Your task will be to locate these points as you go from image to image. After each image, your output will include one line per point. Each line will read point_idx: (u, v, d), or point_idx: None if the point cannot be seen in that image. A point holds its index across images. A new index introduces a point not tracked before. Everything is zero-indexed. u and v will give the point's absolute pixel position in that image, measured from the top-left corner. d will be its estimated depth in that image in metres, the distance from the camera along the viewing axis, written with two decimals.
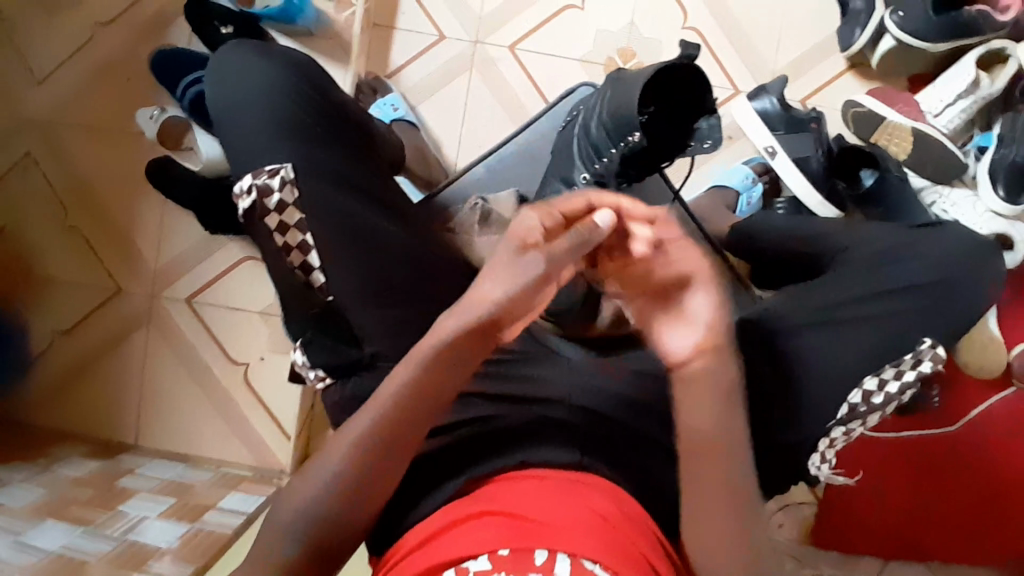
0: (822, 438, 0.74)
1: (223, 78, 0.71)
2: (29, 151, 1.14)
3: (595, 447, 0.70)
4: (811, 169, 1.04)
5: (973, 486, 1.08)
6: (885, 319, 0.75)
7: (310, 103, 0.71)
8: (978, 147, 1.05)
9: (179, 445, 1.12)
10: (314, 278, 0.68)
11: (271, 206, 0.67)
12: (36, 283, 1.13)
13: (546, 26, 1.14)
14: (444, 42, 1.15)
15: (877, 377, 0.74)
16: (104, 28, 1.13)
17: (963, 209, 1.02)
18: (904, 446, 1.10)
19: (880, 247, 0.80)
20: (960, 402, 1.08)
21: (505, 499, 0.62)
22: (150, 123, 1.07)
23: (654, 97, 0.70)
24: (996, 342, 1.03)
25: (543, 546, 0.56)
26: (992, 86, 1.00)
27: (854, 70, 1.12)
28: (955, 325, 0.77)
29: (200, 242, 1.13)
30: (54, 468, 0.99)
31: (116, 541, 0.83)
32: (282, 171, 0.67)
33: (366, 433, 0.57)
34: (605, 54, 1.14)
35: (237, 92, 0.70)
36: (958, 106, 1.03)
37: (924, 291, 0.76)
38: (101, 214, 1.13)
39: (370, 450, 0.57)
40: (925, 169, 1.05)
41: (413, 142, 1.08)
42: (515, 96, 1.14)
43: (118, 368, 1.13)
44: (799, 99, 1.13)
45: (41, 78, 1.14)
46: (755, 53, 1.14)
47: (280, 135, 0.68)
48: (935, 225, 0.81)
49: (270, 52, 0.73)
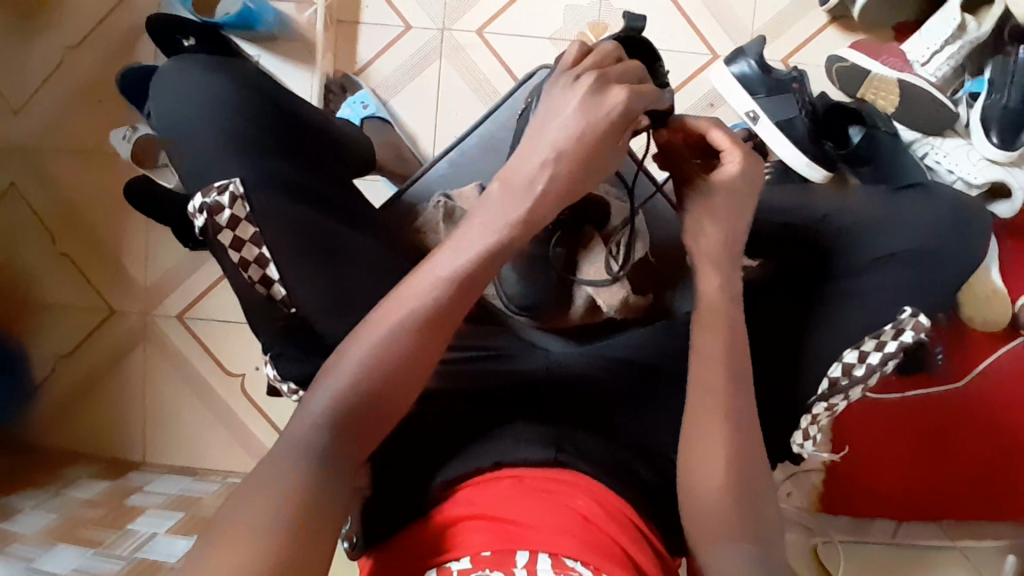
0: (806, 416, 0.72)
1: (170, 100, 0.69)
2: (12, 180, 1.15)
3: (574, 440, 0.69)
4: (796, 131, 0.99)
5: (983, 442, 1.05)
6: (880, 288, 0.72)
7: (260, 120, 0.69)
8: (970, 94, 1.00)
9: (185, 458, 1.14)
10: (276, 291, 0.66)
11: (223, 223, 0.64)
12: (32, 311, 1.15)
13: (513, 6, 1.11)
14: (410, 33, 1.12)
15: (856, 349, 0.70)
16: (70, 50, 1.13)
17: (956, 159, 0.97)
18: (910, 407, 1.06)
19: (853, 219, 0.77)
20: (966, 356, 1.05)
21: (480, 502, 0.61)
22: (124, 143, 1.08)
23: None
24: (999, 293, 0.99)
25: (523, 546, 0.56)
26: (979, 30, 0.95)
27: (836, 24, 1.08)
28: (947, 290, 0.74)
29: (186, 256, 1.13)
30: (64, 491, 1.01)
31: (125, 560, 0.84)
32: (231, 186, 0.64)
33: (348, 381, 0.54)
34: (577, 29, 1.11)
35: (180, 110, 0.68)
36: (947, 51, 0.98)
37: (908, 259, 0.73)
38: (86, 236, 1.14)
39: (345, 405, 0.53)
40: (918, 122, 1.00)
41: (386, 138, 1.06)
42: (487, 82, 1.11)
43: (119, 387, 1.15)
44: (782, 59, 1.09)
45: (15, 107, 1.14)
46: (731, 14, 1.10)
47: (229, 153, 0.66)
48: (916, 184, 0.78)
49: (218, 68, 0.71)
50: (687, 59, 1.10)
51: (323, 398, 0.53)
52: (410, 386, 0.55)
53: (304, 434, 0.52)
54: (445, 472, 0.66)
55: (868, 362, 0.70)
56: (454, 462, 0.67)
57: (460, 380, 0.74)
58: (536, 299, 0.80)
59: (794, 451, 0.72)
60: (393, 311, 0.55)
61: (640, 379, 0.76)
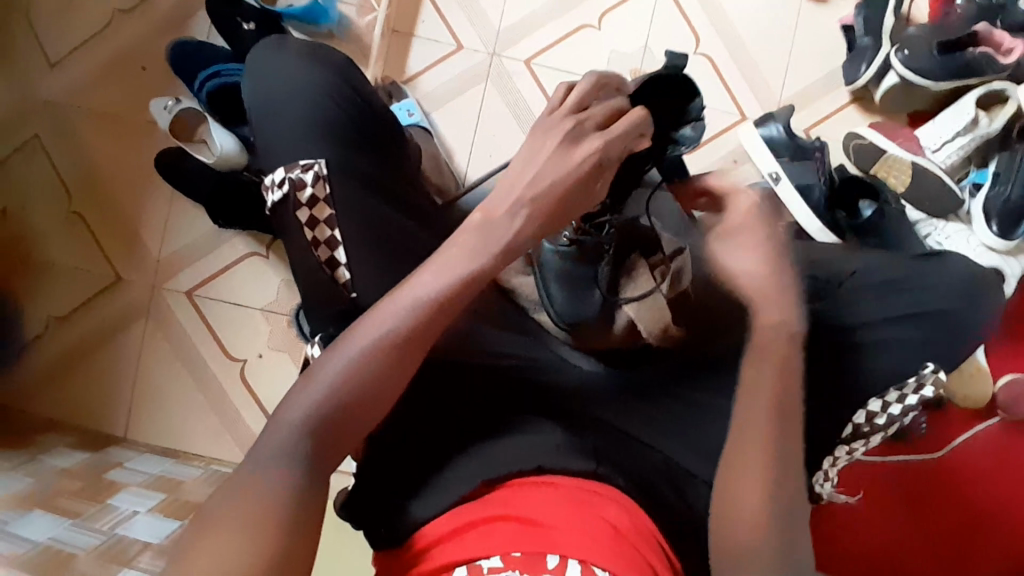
0: (840, 448, 0.77)
1: (269, 77, 0.74)
2: (36, 134, 1.13)
3: (607, 456, 0.69)
4: (813, 198, 1.06)
5: (955, 514, 1.08)
6: (898, 347, 0.77)
7: (352, 106, 0.73)
8: (974, 183, 1.09)
9: (168, 440, 1.10)
10: (340, 274, 0.69)
11: (302, 200, 0.69)
12: (33, 268, 1.12)
13: (562, 43, 1.16)
14: (461, 52, 1.16)
15: (898, 391, 0.77)
16: (121, 14, 1.13)
17: (956, 242, 1.06)
18: (890, 471, 1.09)
19: (878, 278, 0.80)
20: (948, 430, 1.09)
21: (512, 502, 0.62)
22: (164, 114, 1.04)
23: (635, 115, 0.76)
24: (983, 371, 1.06)
25: (552, 551, 0.56)
26: (990, 126, 1.04)
27: (857, 104, 1.15)
28: (958, 349, 0.80)
29: (207, 235, 1.12)
30: (40, 458, 0.96)
31: (105, 536, 0.80)
32: (316, 166, 0.69)
33: (313, 402, 0.58)
34: (619, 74, 1.16)
35: (279, 93, 0.73)
36: (957, 142, 1.06)
37: (943, 319, 0.78)
38: (106, 201, 1.12)
39: (312, 419, 0.57)
40: (923, 203, 1.08)
41: (428, 147, 1.09)
42: (529, 108, 1.15)
43: (111, 359, 1.11)
44: (804, 129, 1.16)
45: (53, 61, 1.13)
46: (763, 80, 1.16)
47: (324, 134, 0.71)
48: (935, 253, 0.83)
49: (314, 53, 0.75)
50: (718, 117, 1.16)
51: (300, 410, 0.58)
52: (377, 401, 0.60)
53: (280, 441, 0.57)
54: (489, 471, 0.66)
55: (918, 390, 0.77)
56: (492, 462, 0.67)
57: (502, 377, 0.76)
58: (578, 316, 0.80)
59: (815, 489, 0.77)
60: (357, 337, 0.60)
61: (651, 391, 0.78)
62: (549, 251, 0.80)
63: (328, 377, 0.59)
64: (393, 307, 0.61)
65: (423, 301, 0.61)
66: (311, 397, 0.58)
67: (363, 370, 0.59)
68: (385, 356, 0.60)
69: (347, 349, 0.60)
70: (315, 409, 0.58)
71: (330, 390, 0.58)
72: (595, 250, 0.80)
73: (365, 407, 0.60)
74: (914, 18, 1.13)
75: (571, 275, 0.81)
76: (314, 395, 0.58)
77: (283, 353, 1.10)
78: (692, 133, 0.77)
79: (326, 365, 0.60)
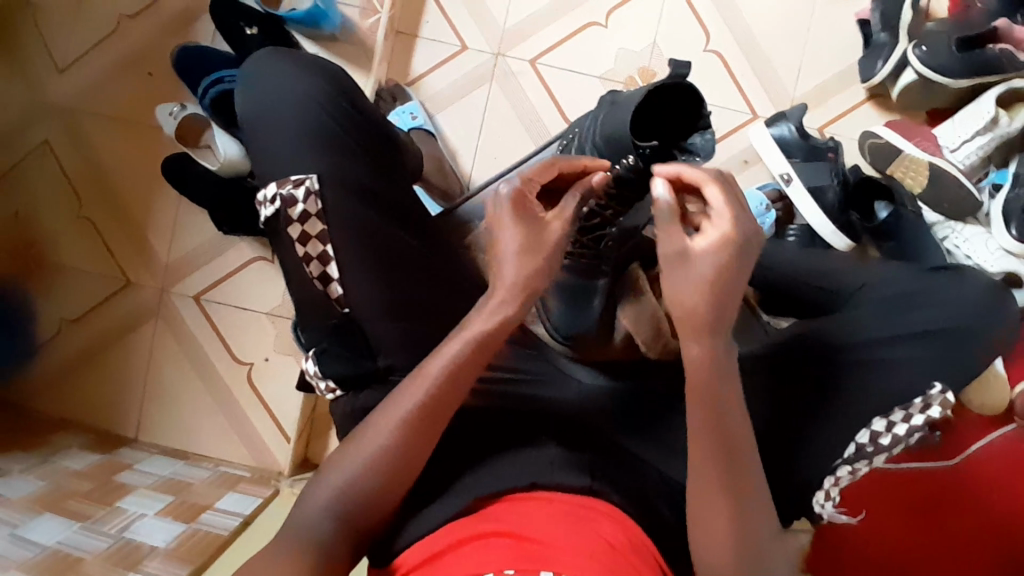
0: (842, 468, 0.73)
1: (261, 90, 0.73)
2: (46, 139, 1.14)
3: (604, 473, 0.68)
4: (826, 199, 1.04)
5: (971, 523, 1.04)
6: (904, 363, 0.75)
7: (343, 118, 0.73)
8: (994, 184, 1.05)
9: (178, 441, 1.12)
10: (333, 289, 0.69)
11: (294, 216, 0.68)
12: (46, 272, 1.14)
13: (568, 42, 1.14)
14: (465, 53, 1.15)
15: (904, 410, 0.74)
16: (127, 19, 1.13)
17: (975, 246, 1.02)
18: (903, 478, 1.06)
19: (891, 289, 0.79)
20: (962, 437, 1.06)
21: (507, 523, 0.60)
22: (169, 119, 1.05)
23: (642, 120, 0.75)
24: (1001, 379, 1.01)
25: (547, 568, 0.53)
26: (1011, 126, 1.00)
27: (873, 101, 1.11)
28: (971, 369, 0.75)
29: (215, 239, 1.13)
30: (53, 459, 0.98)
31: (112, 539, 0.81)
32: (307, 181, 0.68)
33: (352, 473, 0.60)
34: (626, 72, 1.14)
35: (268, 105, 0.72)
36: (976, 142, 1.03)
37: (953, 336, 0.75)
38: (116, 205, 1.14)
39: (351, 490, 0.60)
40: (941, 205, 1.04)
41: (431, 151, 1.08)
42: (534, 109, 1.14)
43: (123, 361, 1.13)
44: (818, 127, 1.12)
45: (61, 66, 1.14)
46: (775, 78, 1.13)
47: (316, 148, 0.70)
48: (951, 267, 0.80)
49: (306, 64, 0.75)
50: (730, 116, 1.13)
51: (350, 466, 0.60)
52: (421, 450, 0.61)
53: (303, 506, 0.60)
54: (483, 487, 0.66)
55: (926, 409, 0.73)
56: (490, 479, 0.67)
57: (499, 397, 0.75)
58: (575, 329, 0.85)
59: (815, 510, 0.73)
60: (406, 393, 0.61)
61: (647, 402, 0.78)
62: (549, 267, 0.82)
63: (372, 442, 0.60)
64: (441, 359, 0.61)
65: (475, 338, 0.60)
66: (359, 457, 0.60)
67: (401, 435, 0.60)
68: (428, 405, 0.60)
69: (383, 416, 0.61)
70: (356, 479, 0.60)
71: (371, 458, 0.60)
72: (594, 263, 0.82)
73: (413, 452, 0.61)
74: (932, 13, 1.09)
75: (569, 285, 0.83)
76: (349, 471, 0.60)
77: (290, 356, 1.11)
78: (702, 141, 0.74)
79: (371, 428, 0.61)
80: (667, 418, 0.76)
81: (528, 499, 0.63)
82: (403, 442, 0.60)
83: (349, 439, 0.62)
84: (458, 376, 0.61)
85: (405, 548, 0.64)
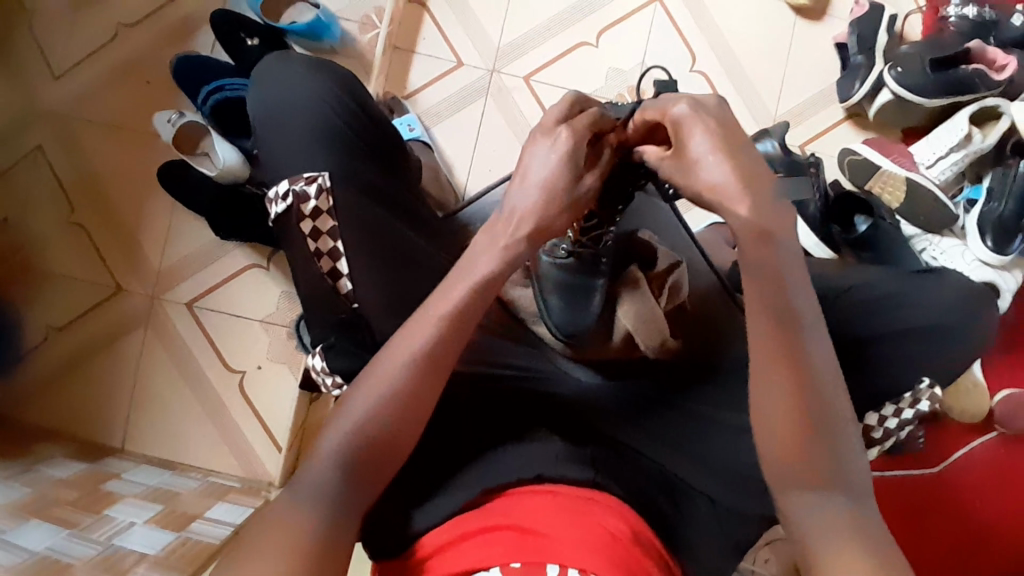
0: None
1: (272, 90, 0.75)
2: (38, 145, 1.14)
3: (607, 468, 0.69)
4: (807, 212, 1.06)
5: (954, 528, 1.07)
6: (894, 362, 0.78)
7: (352, 120, 0.75)
8: (968, 200, 1.10)
9: (165, 451, 1.10)
10: (342, 285, 0.70)
11: (307, 212, 0.69)
12: (34, 277, 1.12)
13: (561, 60, 1.18)
14: (461, 69, 1.18)
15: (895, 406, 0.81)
16: (126, 27, 1.15)
17: (952, 257, 1.07)
18: (891, 485, 1.08)
19: (880, 289, 0.81)
20: (945, 444, 1.09)
21: (514, 514, 0.61)
22: (168, 126, 1.05)
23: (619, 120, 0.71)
24: (979, 387, 1.06)
25: (553, 561, 0.54)
26: (984, 142, 1.07)
27: (851, 120, 1.17)
28: (950, 365, 0.81)
29: (209, 246, 1.13)
30: (37, 468, 0.96)
31: (101, 546, 0.79)
32: (320, 179, 0.70)
33: (357, 417, 0.60)
34: (616, 90, 1.18)
35: (279, 104, 0.74)
36: (951, 158, 1.09)
37: (937, 334, 0.79)
38: (108, 211, 1.13)
39: (367, 475, 0.60)
40: (918, 218, 1.08)
41: (428, 161, 1.11)
42: (527, 123, 1.17)
43: (109, 368, 1.11)
44: (799, 144, 1.17)
45: (56, 73, 1.15)
46: (758, 96, 1.18)
47: (327, 147, 0.72)
48: (933, 270, 0.84)
49: (314, 67, 0.77)
50: None
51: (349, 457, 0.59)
52: (423, 396, 0.61)
53: None
54: (491, 479, 0.66)
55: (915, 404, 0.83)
56: (493, 473, 0.67)
57: (500, 394, 0.77)
58: (576, 327, 0.79)
59: None
60: (409, 333, 0.62)
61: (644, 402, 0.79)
62: (547, 263, 0.80)
63: (377, 385, 0.61)
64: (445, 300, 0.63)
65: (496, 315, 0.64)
66: (348, 423, 0.60)
67: (404, 378, 0.61)
68: (434, 349, 0.61)
69: (374, 377, 0.61)
70: (359, 427, 0.60)
71: (374, 404, 0.60)
72: (593, 259, 0.80)
73: (416, 397, 0.61)
74: (907, 36, 1.16)
75: (567, 282, 0.80)
76: (353, 421, 0.60)
77: (281, 365, 1.11)
78: None
79: (375, 373, 0.61)
80: (666, 416, 0.78)
81: (535, 491, 0.64)
82: (402, 390, 0.60)
83: (335, 408, 0.62)
84: (462, 318, 0.62)
85: (411, 543, 0.64)
